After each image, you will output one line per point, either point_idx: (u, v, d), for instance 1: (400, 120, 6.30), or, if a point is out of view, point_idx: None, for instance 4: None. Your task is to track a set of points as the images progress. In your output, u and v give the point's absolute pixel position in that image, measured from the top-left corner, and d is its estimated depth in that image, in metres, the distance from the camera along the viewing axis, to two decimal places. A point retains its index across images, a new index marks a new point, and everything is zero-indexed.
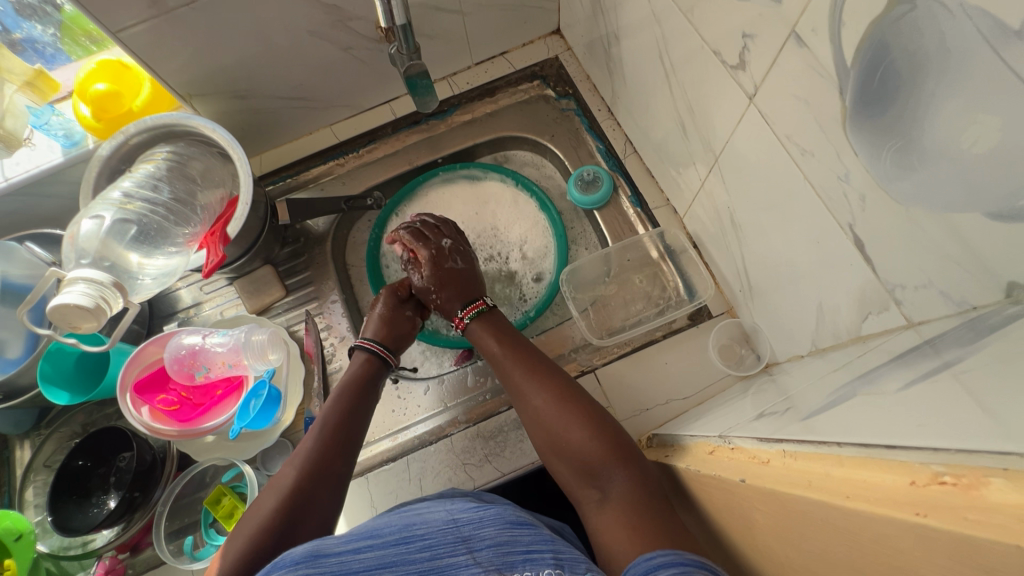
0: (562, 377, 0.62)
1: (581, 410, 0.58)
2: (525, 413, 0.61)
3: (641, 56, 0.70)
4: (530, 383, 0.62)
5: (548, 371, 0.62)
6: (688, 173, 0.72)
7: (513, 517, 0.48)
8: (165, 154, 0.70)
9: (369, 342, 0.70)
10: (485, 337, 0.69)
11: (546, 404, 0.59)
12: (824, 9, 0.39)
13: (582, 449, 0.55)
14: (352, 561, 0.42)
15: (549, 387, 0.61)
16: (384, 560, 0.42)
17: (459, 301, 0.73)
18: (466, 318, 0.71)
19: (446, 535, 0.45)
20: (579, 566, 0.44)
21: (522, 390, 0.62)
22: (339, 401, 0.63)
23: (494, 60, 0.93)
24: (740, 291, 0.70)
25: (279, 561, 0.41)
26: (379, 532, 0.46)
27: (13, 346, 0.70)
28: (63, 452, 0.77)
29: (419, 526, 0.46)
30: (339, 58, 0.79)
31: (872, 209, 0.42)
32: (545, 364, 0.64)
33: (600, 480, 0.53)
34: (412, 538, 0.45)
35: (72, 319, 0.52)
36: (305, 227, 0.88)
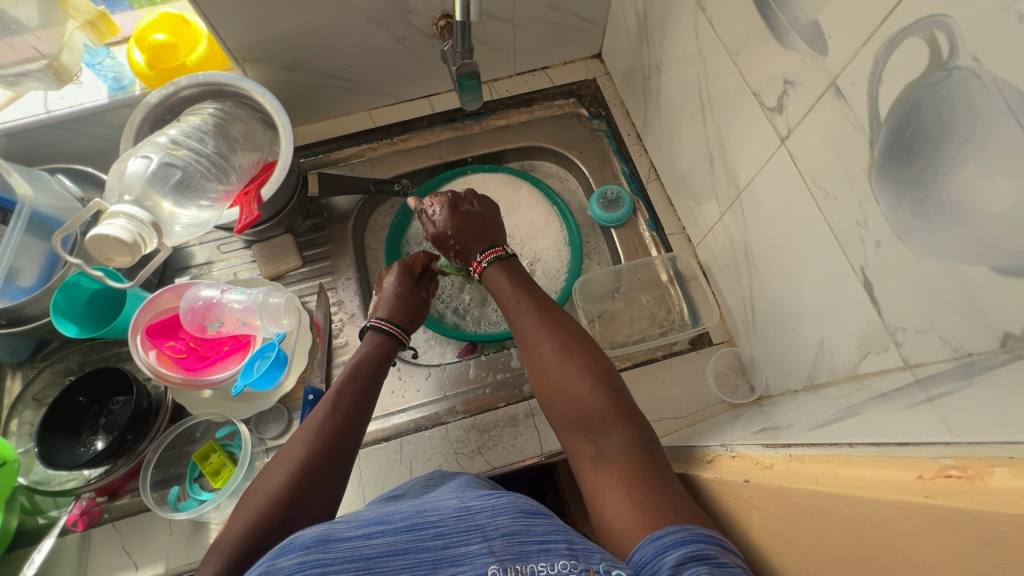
0: (572, 332, 0.63)
1: (587, 363, 0.59)
2: (532, 361, 0.63)
3: (680, 89, 0.74)
4: (541, 334, 0.63)
5: (560, 325, 0.64)
6: (708, 205, 0.76)
7: (526, 507, 0.47)
8: (211, 111, 0.72)
9: (381, 321, 0.71)
10: (501, 285, 0.71)
11: (552, 352, 0.61)
12: (867, 65, 0.43)
13: (583, 400, 0.56)
14: (363, 547, 0.42)
15: (558, 337, 0.62)
16: (396, 549, 0.42)
17: (475, 244, 0.74)
18: (484, 263, 0.72)
19: (459, 523, 0.44)
20: (595, 558, 0.43)
21: (530, 337, 0.64)
22: (352, 377, 0.64)
23: (535, 73, 0.97)
24: (743, 323, 0.73)
25: (289, 542, 0.41)
26: (391, 518, 0.45)
27: (26, 275, 0.70)
28: (55, 389, 0.76)
29: (430, 513, 0.46)
30: (391, 46, 0.82)
31: (885, 254, 0.46)
32: (557, 315, 0.66)
33: (597, 432, 0.54)
34: (424, 524, 0.44)
35: (107, 252, 0.53)
36: (329, 203, 0.90)
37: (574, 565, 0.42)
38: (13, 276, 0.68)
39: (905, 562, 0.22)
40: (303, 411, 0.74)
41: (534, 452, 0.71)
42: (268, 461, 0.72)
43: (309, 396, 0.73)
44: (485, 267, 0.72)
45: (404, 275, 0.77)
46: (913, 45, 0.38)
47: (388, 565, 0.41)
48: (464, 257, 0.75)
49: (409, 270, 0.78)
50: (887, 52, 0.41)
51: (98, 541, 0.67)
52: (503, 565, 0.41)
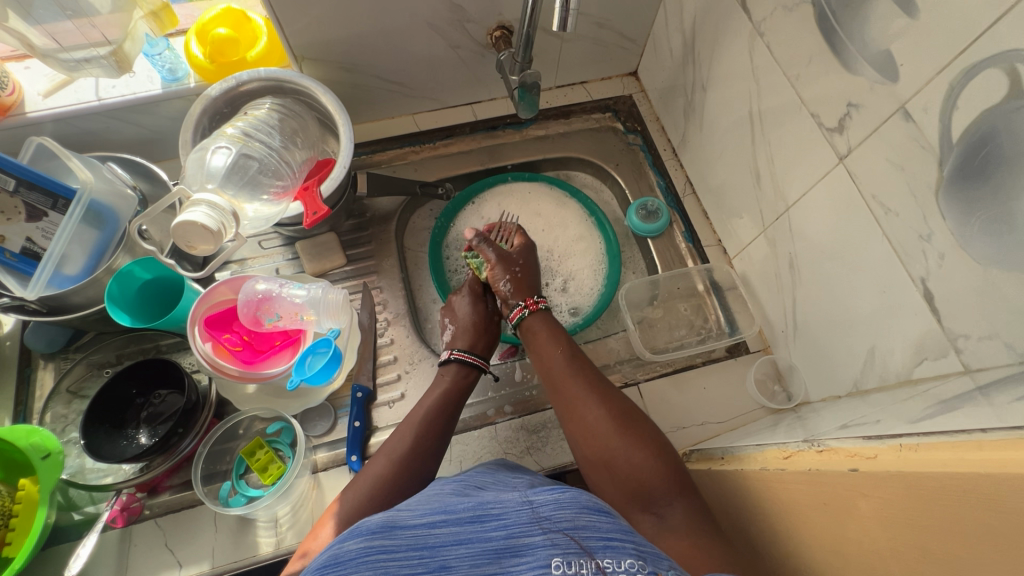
0: (622, 403, 0.63)
1: (640, 432, 0.60)
2: (580, 428, 0.62)
3: (727, 107, 0.78)
4: (590, 400, 0.63)
5: (609, 394, 0.64)
6: (749, 219, 0.80)
7: (589, 502, 0.46)
8: (271, 106, 0.73)
9: (465, 353, 0.71)
10: (546, 344, 0.70)
11: (605, 421, 0.61)
12: (941, 92, 0.47)
13: (642, 472, 0.56)
14: (427, 536, 0.42)
15: (610, 404, 0.62)
16: (458, 538, 0.42)
17: (529, 290, 0.76)
18: (540, 304, 0.74)
19: (522, 516, 0.44)
20: (662, 564, 0.42)
21: (579, 403, 0.63)
22: (440, 399, 0.66)
23: (574, 87, 1.00)
24: (782, 332, 0.76)
25: (356, 528, 0.41)
26: (452, 507, 0.45)
27: (71, 264, 0.67)
28: (92, 381, 0.74)
29: (493, 505, 0.45)
30: (445, 54, 0.84)
31: (949, 266, 0.49)
32: (604, 383, 0.65)
33: (660, 505, 0.54)
34: (487, 516, 0.44)
35: (190, 239, 0.53)
36: (372, 203, 0.90)
37: (642, 566, 0.41)
38: (62, 263, 0.66)
39: None
40: (351, 409, 0.74)
41: None
42: (317, 459, 0.71)
43: (358, 394, 0.74)
44: (525, 315, 0.73)
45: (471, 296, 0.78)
46: (992, 75, 0.42)
47: (450, 555, 0.41)
48: (519, 288, 0.75)
49: (475, 292, 0.79)
50: (964, 81, 0.45)
51: (139, 537, 0.65)
52: (567, 560, 0.40)
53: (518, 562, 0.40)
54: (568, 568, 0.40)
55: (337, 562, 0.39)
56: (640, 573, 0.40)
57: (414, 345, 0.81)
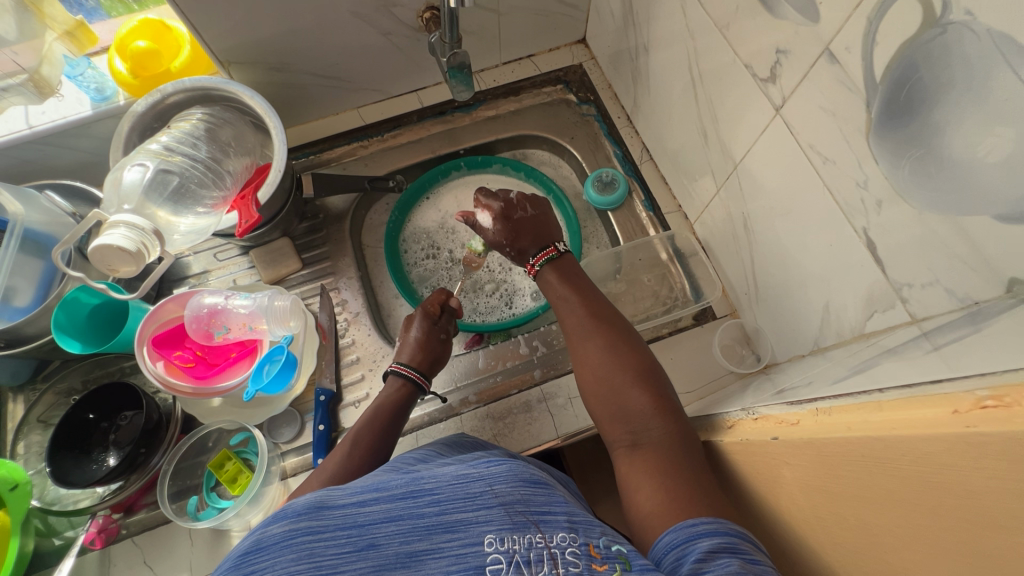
0: (621, 329, 0.61)
1: (634, 364, 0.57)
2: (576, 355, 0.61)
3: (670, 66, 0.75)
4: (587, 330, 0.61)
5: (609, 323, 0.61)
6: (703, 181, 0.77)
7: (525, 474, 0.45)
8: (200, 116, 0.71)
9: (404, 368, 0.71)
10: (548, 278, 0.68)
11: (600, 348, 0.59)
12: (860, 28, 0.43)
13: (629, 399, 0.55)
14: (357, 513, 0.40)
15: (606, 335, 0.60)
16: (391, 515, 0.40)
17: (535, 245, 0.69)
18: (538, 265, 0.68)
19: (456, 490, 0.42)
20: (595, 531, 0.42)
21: (574, 332, 0.62)
22: (372, 420, 0.65)
23: (521, 62, 0.97)
24: (746, 294, 0.74)
25: (282, 511, 0.40)
26: (387, 483, 0.43)
27: (22, 295, 0.68)
28: (61, 409, 0.75)
29: (428, 479, 0.43)
30: (377, 42, 0.82)
31: (888, 213, 0.47)
32: (605, 312, 0.63)
33: (639, 425, 0.53)
34: (421, 492, 0.42)
35: (110, 262, 0.52)
36: (324, 204, 0.89)
37: (574, 539, 0.41)
38: (10, 296, 0.66)
39: (951, 493, 0.23)
40: (315, 413, 0.73)
41: (549, 436, 0.72)
42: (285, 465, 0.72)
43: (320, 397, 0.73)
44: (529, 280, 0.70)
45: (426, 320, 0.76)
46: (906, 6, 0.39)
47: (380, 533, 0.39)
48: (518, 259, 0.71)
49: (429, 314, 0.76)
50: (880, 14, 0.41)
51: (119, 557, 0.67)
52: (501, 535, 0.40)
53: (449, 538, 0.39)
54: (500, 545, 0.39)
55: (259, 548, 0.37)
56: (572, 546, 0.40)
57: (376, 343, 0.81)
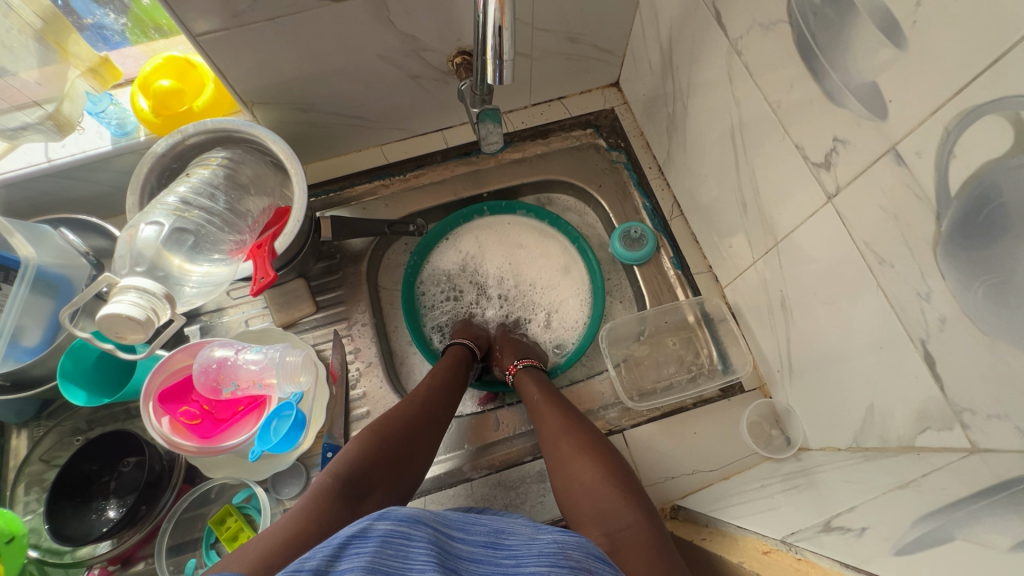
0: (596, 434, 0.65)
1: (607, 463, 0.61)
2: (556, 460, 0.64)
3: (710, 126, 0.71)
4: (564, 430, 0.66)
5: (583, 427, 0.67)
6: (738, 247, 0.74)
7: (594, 549, 0.43)
8: (221, 160, 0.69)
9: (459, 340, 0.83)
10: (530, 384, 0.75)
11: (574, 449, 0.63)
12: (936, 136, 0.40)
13: (602, 495, 0.57)
14: (446, 542, 0.41)
15: (579, 437, 0.65)
16: (473, 556, 0.42)
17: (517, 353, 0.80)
18: (519, 365, 0.77)
19: (531, 548, 0.43)
20: None
21: (552, 434, 0.66)
22: (432, 387, 0.72)
23: (551, 103, 0.94)
24: (778, 371, 0.70)
25: (388, 510, 0.40)
26: (471, 528, 0.45)
27: (31, 334, 0.66)
28: (65, 449, 0.73)
29: (508, 535, 0.45)
30: (405, 84, 0.79)
31: (952, 332, 0.43)
32: (578, 418, 0.68)
33: (614, 522, 0.54)
34: (501, 544, 0.44)
35: (119, 329, 0.50)
36: (342, 244, 0.86)
37: None
38: (17, 337, 0.64)
39: None
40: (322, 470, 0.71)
41: (563, 511, 0.69)
42: None
43: (328, 454, 0.70)
44: (514, 374, 0.77)
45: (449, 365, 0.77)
46: (994, 124, 0.36)
47: (462, 566, 0.40)
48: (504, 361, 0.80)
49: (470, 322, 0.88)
50: (960, 128, 0.38)
51: None
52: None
53: None
54: None
55: (364, 535, 0.38)
56: None
57: (388, 396, 0.78)
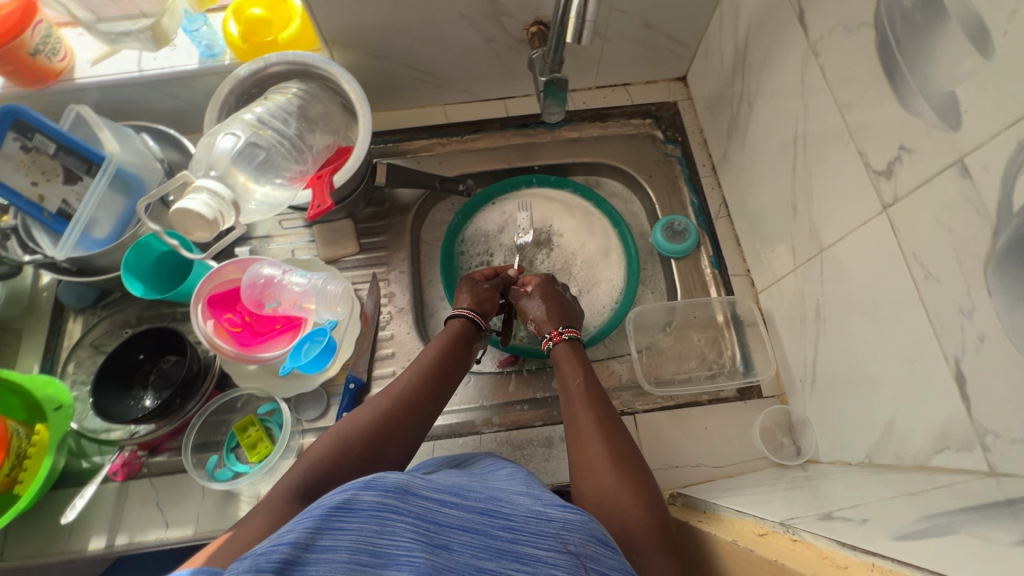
0: (629, 445, 0.60)
1: (638, 479, 0.55)
2: (581, 460, 0.59)
3: (772, 128, 0.71)
4: (596, 435, 0.60)
5: (617, 433, 0.61)
6: (780, 253, 0.73)
7: (600, 531, 0.43)
8: (296, 91, 0.73)
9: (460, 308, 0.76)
10: (567, 374, 0.69)
11: (604, 457, 0.58)
12: (1007, 151, 0.40)
13: (627, 515, 0.52)
14: (437, 512, 0.40)
15: (612, 444, 0.59)
16: (466, 525, 0.40)
17: (558, 320, 0.75)
18: (563, 335, 0.74)
19: (530, 524, 0.42)
20: None
21: (582, 436, 0.61)
22: (423, 377, 0.67)
23: (615, 88, 0.96)
24: (800, 381, 0.70)
25: (374, 479, 0.39)
26: (465, 492, 0.43)
27: (102, 227, 0.71)
28: (114, 338, 0.79)
29: (504, 505, 0.43)
30: (478, 46, 0.81)
31: (988, 351, 0.43)
32: (614, 423, 0.62)
33: (636, 552, 0.49)
34: (497, 513, 0.42)
35: (188, 225, 0.54)
36: (393, 194, 0.90)
37: None
38: (91, 227, 0.69)
39: None
40: (342, 399, 0.74)
41: (564, 478, 0.70)
42: (303, 443, 0.73)
43: (350, 385, 0.74)
44: (552, 346, 0.73)
45: (453, 340, 0.72)
46: None
47: (454, 538, 0.39)
48: (543, 326, 0.76)
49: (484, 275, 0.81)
50: None
51: (136, 493, 0.70)
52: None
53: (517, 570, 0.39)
54: None
55: (349, 508, 0.36)
56: None
57: (413, 342, 0.81)
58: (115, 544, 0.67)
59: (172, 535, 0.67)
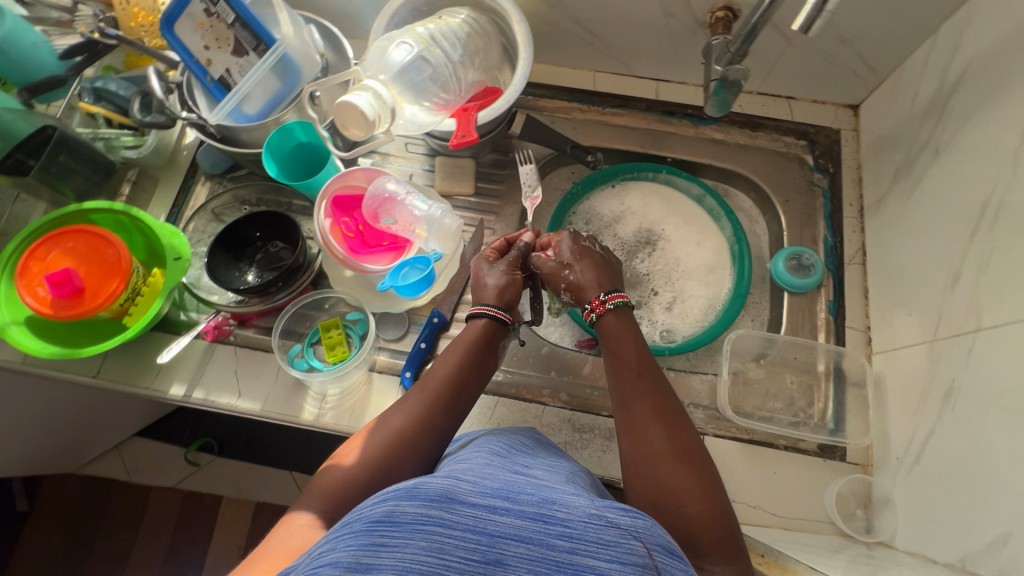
0: (687, 436, 0.55)
1: (699, 477, 0.52)
2: (634, 446, 0.56)
3: (957, 183, 0.64)
4: (652, 423, 0.56)
5: (673, 421, 0.56)
6: (918, 320, 0.67)
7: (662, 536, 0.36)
8: (465, 18, 0.72)
9: (481, 308, 0.65)
10: (618, 343, 0.63)
11: (661, 449, 0.54)
12: None
13: (688, 516, 0.49)
14: (486, 520, 0.34)
15: (670, 436, 0.55)
16: (520, 533, 0.34)
17: (598, 287, 0.68)
18: (607, 304, 0.66)
19: (592, 530, 0.34)
20: None
21: (637, 421, 0.57)
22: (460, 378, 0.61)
23: (776, 99, 0.89)
24: (899, 458, 0.65)
25: (414, 487, 0.35)
26: (517, 494, 0.37)
27: (253, 103, 0.73)
28: (233, 211, 0.83)
29: (561, 506, 0.36)
30: (654, 18, 0.77)
31: None
32: (671, 408, 0.58)
33: (701, 557, 0.47)
34: (553, 517, 0.35)
35: (347, 120, 0.55)
36: (520, 147, 0.88)
37: None
38: (244, 101, 0.72)
39: None
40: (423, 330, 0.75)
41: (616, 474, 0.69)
42: (377, 359, 0.75)
43: (434, 319, 0.74)
44: (595, 319, 0.66)
45: (485, 337, 0.64)
46: None
47: (508, 550, 0.33)
48: (580, 293, 0.68)
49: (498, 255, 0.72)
50: None
51: (219, 357, 0.74)
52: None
53: None
54: None
55: (391, 522, 0.33)
56: None
57: None
58: (191, 396, 0.72)
59: (242, 405, 0.71)
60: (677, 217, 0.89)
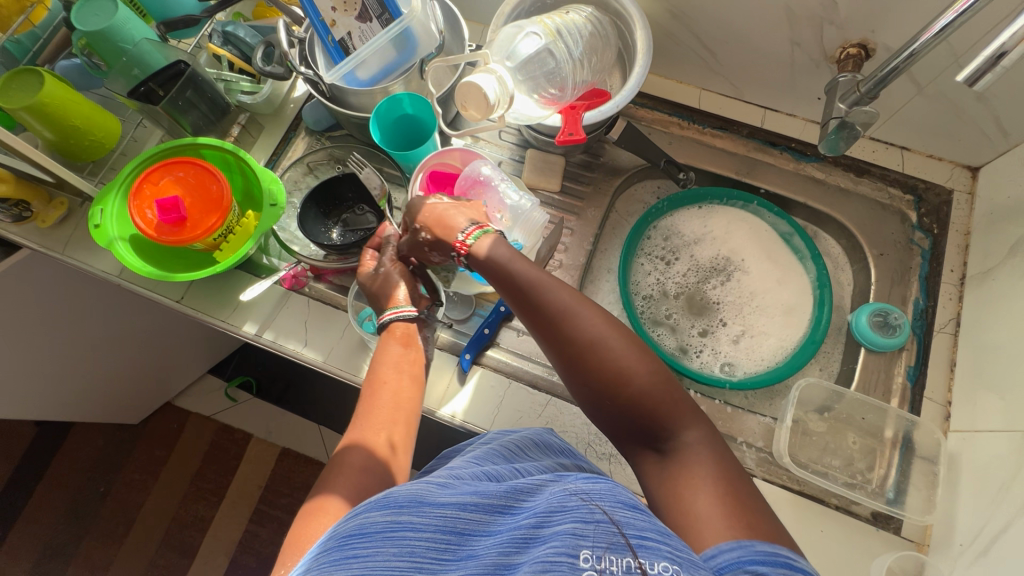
0: (596, 330, 0.55)
1: (626, 362, 0.54)
2: (563, 360, 0.56)
3: None
4: (564, 332, 0.55)
5: (575, 322, 0.56)
6: (1010, 404, 0.62)
7: (625, 494, 0.37)
8: (588, 15, 0.71)
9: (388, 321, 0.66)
10: (502, 262, 0.60)
11: (585, 359, 0.54)
12: None
13: (640, 400, 0.52)
14: (455, 518, 0.36)
15: (584, 338, 0.55)
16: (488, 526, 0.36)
17: (450, 230, 0.65)
18: (468, 241, 0.63)
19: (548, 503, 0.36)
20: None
21: (555, 339, 0.56)
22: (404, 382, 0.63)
23: (889, 147, 0.85)
24: (962, 544, 0.61)
25: (382, 497, 0.37)
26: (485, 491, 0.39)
27: (366, 69, 0.75)
28: (327, 168, 0.86)
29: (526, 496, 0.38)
30: (779, 45, 0.75)
31: None
32: (571, 303, 0.57)
33: (667, 435, 0.52)
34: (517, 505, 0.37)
35: (466, 101, 0.56)
36: (612, 153, 0.87)
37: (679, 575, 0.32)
38: (360, 66, 0.74)
39: None
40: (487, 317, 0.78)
41: None
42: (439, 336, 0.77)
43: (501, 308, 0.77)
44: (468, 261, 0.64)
45: (400, 340, 0.65)
46: None
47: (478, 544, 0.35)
48: (444, 250, 0.66)
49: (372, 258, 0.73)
50: None
51: (294, 305, 0.77)
52: (597, 553, 0.32)
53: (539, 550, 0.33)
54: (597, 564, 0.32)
55: (360, 533, 0.35)
56: None
57: None
58: (261, 336, 0.76)
59: (306, 355, 0.74)
60: (760, 251, 0.86)
